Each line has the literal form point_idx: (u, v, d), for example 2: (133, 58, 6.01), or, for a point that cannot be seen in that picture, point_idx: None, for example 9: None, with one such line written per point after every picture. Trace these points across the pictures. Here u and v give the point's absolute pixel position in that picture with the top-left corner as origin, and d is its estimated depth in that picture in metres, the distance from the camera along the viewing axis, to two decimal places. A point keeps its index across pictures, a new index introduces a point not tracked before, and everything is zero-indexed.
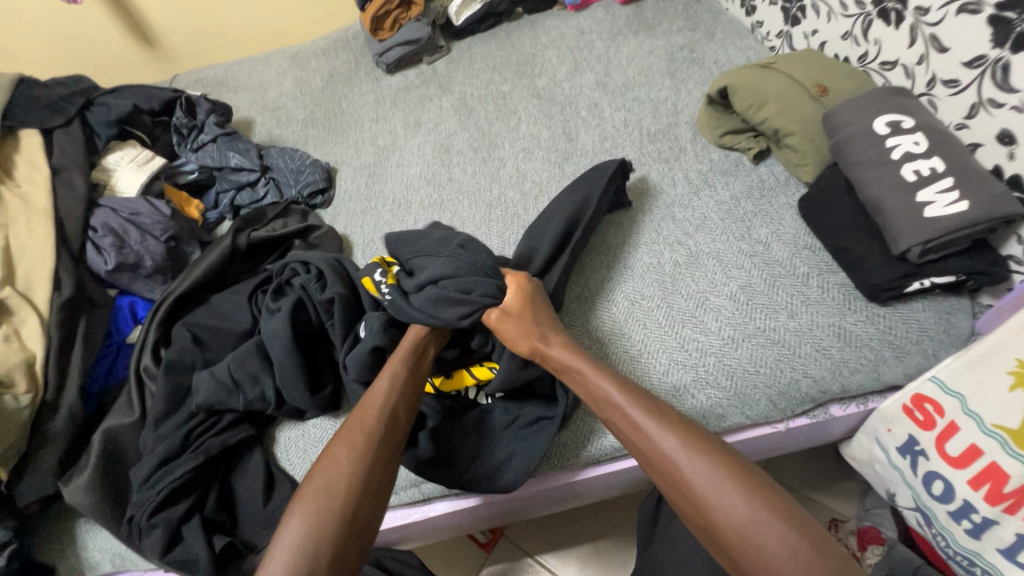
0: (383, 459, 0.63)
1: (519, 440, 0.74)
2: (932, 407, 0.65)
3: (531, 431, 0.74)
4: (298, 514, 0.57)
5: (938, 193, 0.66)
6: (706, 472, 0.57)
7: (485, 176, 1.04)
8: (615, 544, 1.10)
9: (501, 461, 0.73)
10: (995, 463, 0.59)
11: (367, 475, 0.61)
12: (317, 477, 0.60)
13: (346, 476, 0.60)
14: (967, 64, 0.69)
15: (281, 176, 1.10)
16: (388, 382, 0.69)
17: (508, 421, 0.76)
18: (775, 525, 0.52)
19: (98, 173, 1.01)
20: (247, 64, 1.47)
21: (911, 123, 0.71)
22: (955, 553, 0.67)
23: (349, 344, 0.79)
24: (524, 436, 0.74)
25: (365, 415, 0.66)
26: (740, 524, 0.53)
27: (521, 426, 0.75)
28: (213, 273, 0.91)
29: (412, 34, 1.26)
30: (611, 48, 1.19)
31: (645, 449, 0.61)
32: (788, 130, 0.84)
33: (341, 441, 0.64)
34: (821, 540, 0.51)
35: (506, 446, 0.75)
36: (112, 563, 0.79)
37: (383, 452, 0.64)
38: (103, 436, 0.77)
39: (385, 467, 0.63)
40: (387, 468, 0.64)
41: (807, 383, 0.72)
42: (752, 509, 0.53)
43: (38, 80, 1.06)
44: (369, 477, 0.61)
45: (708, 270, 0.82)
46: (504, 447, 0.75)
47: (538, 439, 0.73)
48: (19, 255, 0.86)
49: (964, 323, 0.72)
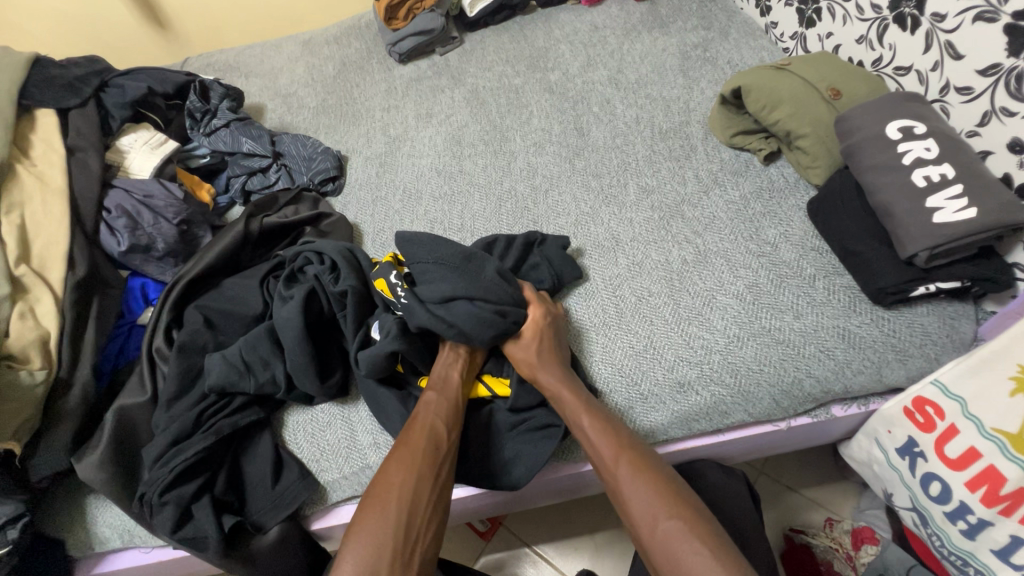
0: (432, 479, 0.67)
1: (525, 438, 0.75)
2: (932, 410, 0.66)
3: (537, 430, 0.75)
4: (361, 528, 0.64)
5: (948, 200, 0.67)
6: (653, 498, 0.63)
7: (496, 169, 1.04)
8: (613, 536, 1.11)
9: (506, 456, 0.74)
10: (993, 466, 0.60)
11: (417, 488, 0.66)
12: (372, 500, 0.66)
13: (399, 487, 0.66)
14: (981, 72, 0.70)
15: (293, 163, 1.11)
16: (425, 407, 0.73)
17: (514, 420, 0.77)
18: (701, 551, 0.58)
19: (112, 154, 1.02)
20: (259, 49, 1.47)
21: (923, 129, 0.71)
22: (950, 553, 0.69)
23: (359, 341, 0.79)
24: (529, 435, 0.75)
25: (409, 434, 0.70)
26: (678, 550, 0.59)
27: (527, 426, 0.75)
28: (225, 258, 0.92)
29: (426, 24, 1.26)
30: (624, 45, 1.19)
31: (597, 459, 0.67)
32: (800, 132, 0.84)
33: (392, 461, 0.68)
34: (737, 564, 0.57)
35: (511, 439, 0.76)
36: (121, 539, 0.80)
37: (431, 475, 0.67)
38: (116, 415, 0.79)
39: (433, 483, 0.67)
40: (436, 482, 0.68)
41: (811, 382, 0.73)
42: (684, 533, 0.60)
43: (54, 60, 1.07)
44: (420, 498, 0.66)
45: (715, 267, 0.83)
46: (512, 446, 0.76)
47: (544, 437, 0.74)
48: (33, 234, 0.87)
49: (967, 328, 0.73)
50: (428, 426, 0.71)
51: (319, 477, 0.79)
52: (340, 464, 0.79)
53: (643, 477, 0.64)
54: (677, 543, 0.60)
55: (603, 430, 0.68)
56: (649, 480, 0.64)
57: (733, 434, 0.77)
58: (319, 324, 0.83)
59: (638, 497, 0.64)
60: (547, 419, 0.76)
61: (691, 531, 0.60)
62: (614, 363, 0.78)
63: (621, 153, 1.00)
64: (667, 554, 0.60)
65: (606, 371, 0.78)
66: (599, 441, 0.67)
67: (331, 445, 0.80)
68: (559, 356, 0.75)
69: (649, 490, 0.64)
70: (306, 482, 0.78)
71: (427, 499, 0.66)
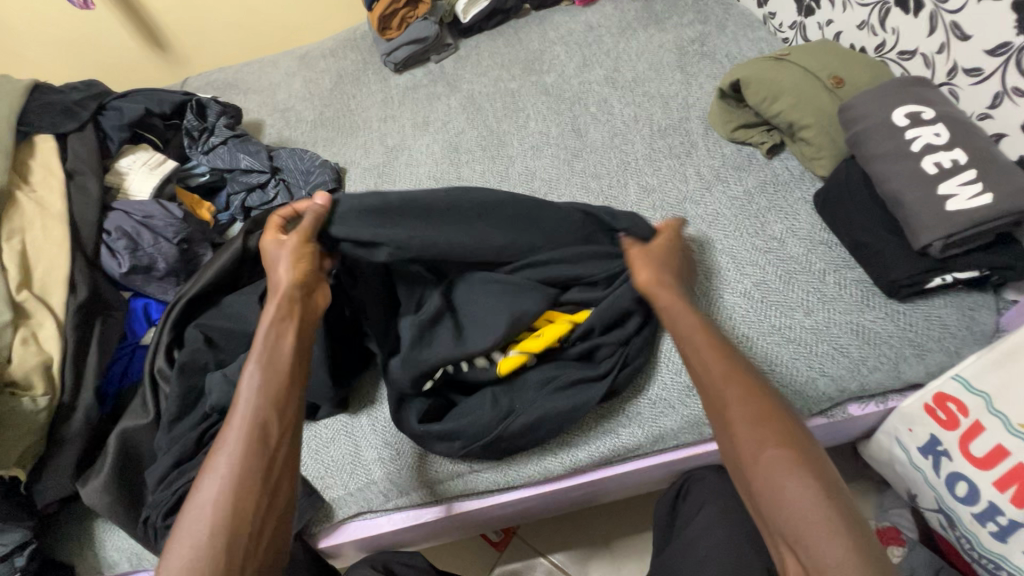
0: (265, 455, 0.56)
1: (552, 402, 0.71)
2: (955, 406, 0.63)
3: (566, 395, 0.72)
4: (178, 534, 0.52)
5: (960, 186, 0.64)
6: (753, 421, 0.53)
7: (494, 175, 1.03)
8: (628, 544, 1.09)
9: (530, 421, 0.71)
10: (1021, 464, 0.57)
11: (244, 467, 0.55)
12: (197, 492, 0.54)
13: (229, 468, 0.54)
14: (990, 52, 0.67)
15: (290, 177, 1.10)
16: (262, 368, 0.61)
17: (543, 384, 0.73)
18: (804, 484, 0.48)
19: (111, 176, 1.03)
20: (256, 65, 1.47)
21: (931, 114, 0.69)
22: (981, 556, 0.65)
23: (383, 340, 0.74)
24: (557, 398, 0.72)
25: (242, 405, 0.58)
26: (780, 479, 0.49)
27: (556, 388, 0.72)
28: (224, 275, 0.91)
29: (419, 33, 1.25)
30: (620, 43, 1.17)
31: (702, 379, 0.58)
32: (803, 123, 0.82)
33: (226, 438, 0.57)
34: (851, 519, 0.47)
35: (534, 406, 0.72)
36: (129, 563, 0.80)
37: (264, 443, 0.56)
38: (120, 437, 0.78)
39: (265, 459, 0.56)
40: (270, 458, 0.56)
41: (825, 381, 0.70)
42: (784, 461, 0.50)
43: (53, 87, 1.08)
44: (247, 480, 0.54)
45: (720, 267, 0.81)
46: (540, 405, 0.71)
47: (574, 403, 0.71)
48: (35, 260, 0.87)
49: (989, 319, 0.70)
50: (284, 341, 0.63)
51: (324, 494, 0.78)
52: (345, 480, 0.78)
53: (751, 407, 0.54)
54: (779, 476, 0.50)
55: (712, 349, 0.59)
56: (755, 399, 0.54)
57: None
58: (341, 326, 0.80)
59: (736, 416, 0.54)
60: (573, 377, 0.73)
61: (797, 463, 0.50)
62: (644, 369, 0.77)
63: (619, 153, 0.99)
64: (765, 479, 0.50)
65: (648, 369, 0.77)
66: (711, 357, 0.58)
67: (336, 461, 0.79)
68: (672, 284, 0.68)
69: (752, 413, 0.53)
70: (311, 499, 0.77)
71: (255, 483, 0.55)
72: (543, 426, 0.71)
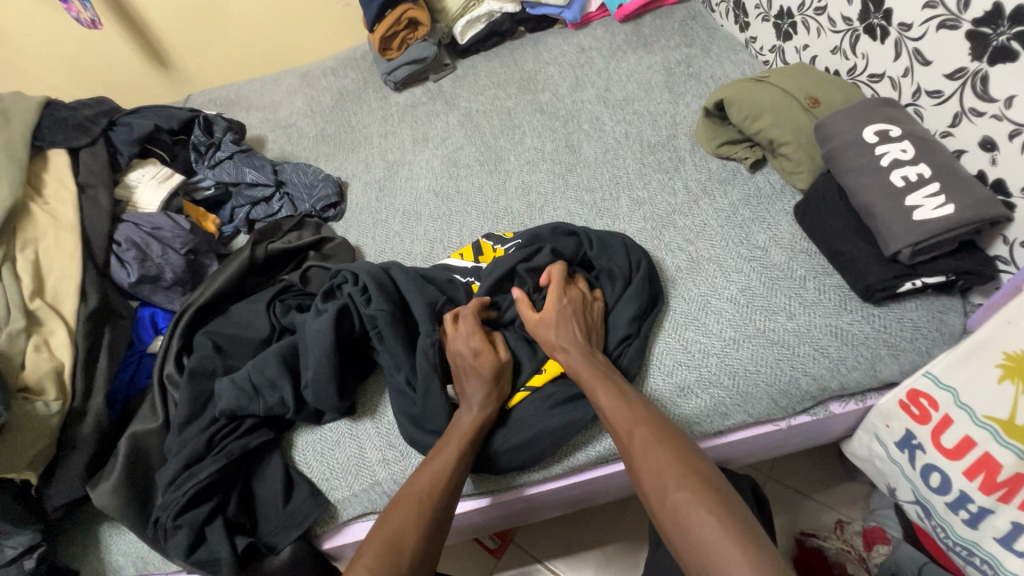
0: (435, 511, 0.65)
1: (553, 418, 0.76)
2: (926, 401, 0.68)
3: (565, 409, 0.76)
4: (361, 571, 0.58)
5: (926, 198, 0.69)
6: (662, 461, 0.62)
7: (492, 188, 1.08)
8: (624, 548, 1.11)
9: (534, 435, 0.75)
10: (988, 454, 0.61)
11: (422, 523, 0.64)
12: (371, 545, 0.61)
13: (414, 525, 0.63)
14: (949, 76, 0.73)
15: (295, 191, 1.14)
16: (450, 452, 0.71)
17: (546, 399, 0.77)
18: (710, 526, 0.55)
19: (121, 189, 1.06)
20: (259, 84, 1.52)
21: (898, 132, 0.75)
22: (954, 543, 0.70)
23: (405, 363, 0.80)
24: (557, 413, 0.76)
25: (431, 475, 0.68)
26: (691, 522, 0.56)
27: (556, 404, 0.76)
28: (231, 285, 0.94)
29: (419, 53, 1.30)
30: (610, 64, 1.24)
31: (616, 428, 0.67)
32: (782, 140, 0.88)
33: (398, 506, 0.65)
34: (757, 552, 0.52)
35: (538, 420, 0.76)
36: (134, 567, 0.81)
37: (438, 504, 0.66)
38: (129, 442, 0.80)
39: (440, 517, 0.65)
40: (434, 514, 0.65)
41: (807, 380, 0.75)
42: (692, 506, 0.57)
43: (64, 103, 1.12)
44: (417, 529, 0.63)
45: (708, 274, 0.85)
46: (543, 421, 0.76)
47: (575, 414, 0.75)
48: (47, 270, 0.90)
49: (956, 321, 0.75)
50: (468, 431, 0.73)
51: (329, 495, 0.81)
52: (349, 482, 0.81)
53: (655, 449, 0.63)
54: (689, 520, 0.56)
55: (618, 401, 0.69)
56: (657, 441, 0.64)
57: (735, 435, 0.78)
58: (350, 341, 0.84)
59: (647, 466, 0.63)
60: (571, 391, 0.77)
61: (701, 503, 0.57)
62: (649, 374, 0.78)
63: (612, 168, 1.04)
64: (679, 524, 0.57)
65: (646, 374, 0.79)
66: (617, 410, 0.68)
67: (340, 463, 0.82)
68: (569, 330, 0.77)
69: (658, 456, 0.62)
70: (317, 501, 0.79)
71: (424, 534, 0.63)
72: (543, 440, 0.75)
